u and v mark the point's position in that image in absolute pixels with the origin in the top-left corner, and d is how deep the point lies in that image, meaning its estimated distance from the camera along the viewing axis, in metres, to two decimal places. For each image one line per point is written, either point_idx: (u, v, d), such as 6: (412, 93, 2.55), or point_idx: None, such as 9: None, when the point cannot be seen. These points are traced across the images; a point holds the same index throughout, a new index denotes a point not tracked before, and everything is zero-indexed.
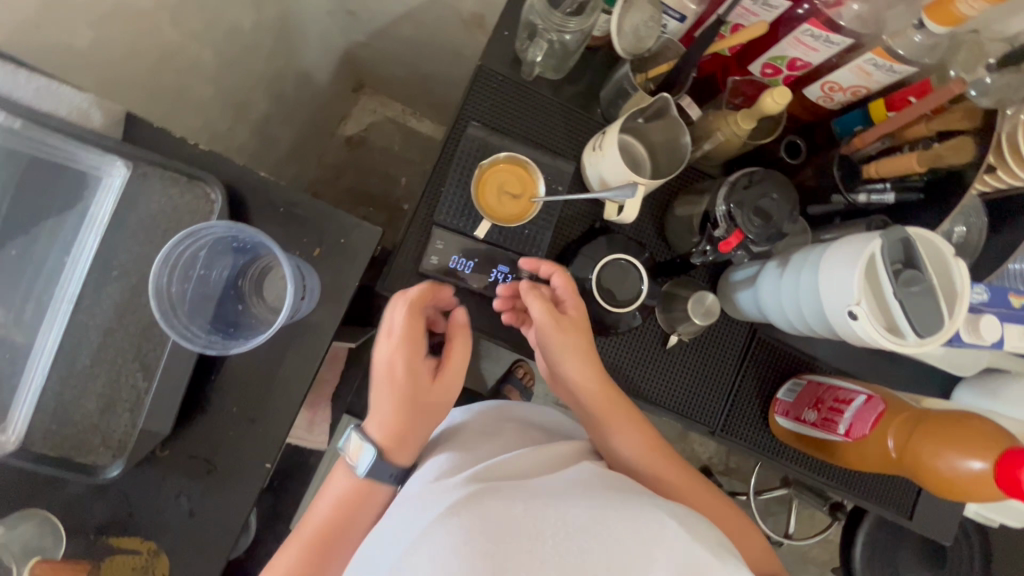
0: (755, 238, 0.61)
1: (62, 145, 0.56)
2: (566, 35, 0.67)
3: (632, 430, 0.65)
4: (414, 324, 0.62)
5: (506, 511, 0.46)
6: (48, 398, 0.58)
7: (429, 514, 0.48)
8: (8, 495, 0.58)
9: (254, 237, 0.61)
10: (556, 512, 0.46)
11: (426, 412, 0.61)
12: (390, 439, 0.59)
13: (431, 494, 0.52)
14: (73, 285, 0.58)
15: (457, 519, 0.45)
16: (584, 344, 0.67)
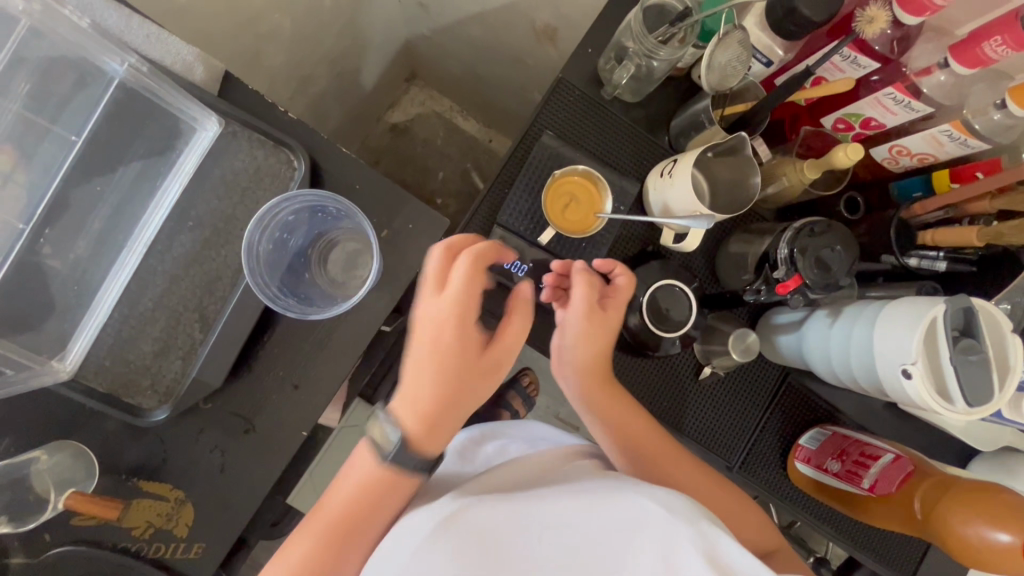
0: (812, 284, 0.63)
1: (167, 95, 0.57)
2: (654, 62, 0.70)
3: (641, 441, 0.66)
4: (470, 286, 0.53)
5: (484, 519, 0.49)
6: (108, 335, 0.59)
7: (413, 538, 0.49)
8: (50, 425, 0.59)
9: (340, 209, 0.64)
10: (537, 514, 0.49)
11: (467, 393, 0.54)
12: (422, 428, 0.53)
13: (413, 516, 0.53)
14: (150, 229, 0.60)
15: (447, 542, 0.47)
16: (600, 331, 0.65)
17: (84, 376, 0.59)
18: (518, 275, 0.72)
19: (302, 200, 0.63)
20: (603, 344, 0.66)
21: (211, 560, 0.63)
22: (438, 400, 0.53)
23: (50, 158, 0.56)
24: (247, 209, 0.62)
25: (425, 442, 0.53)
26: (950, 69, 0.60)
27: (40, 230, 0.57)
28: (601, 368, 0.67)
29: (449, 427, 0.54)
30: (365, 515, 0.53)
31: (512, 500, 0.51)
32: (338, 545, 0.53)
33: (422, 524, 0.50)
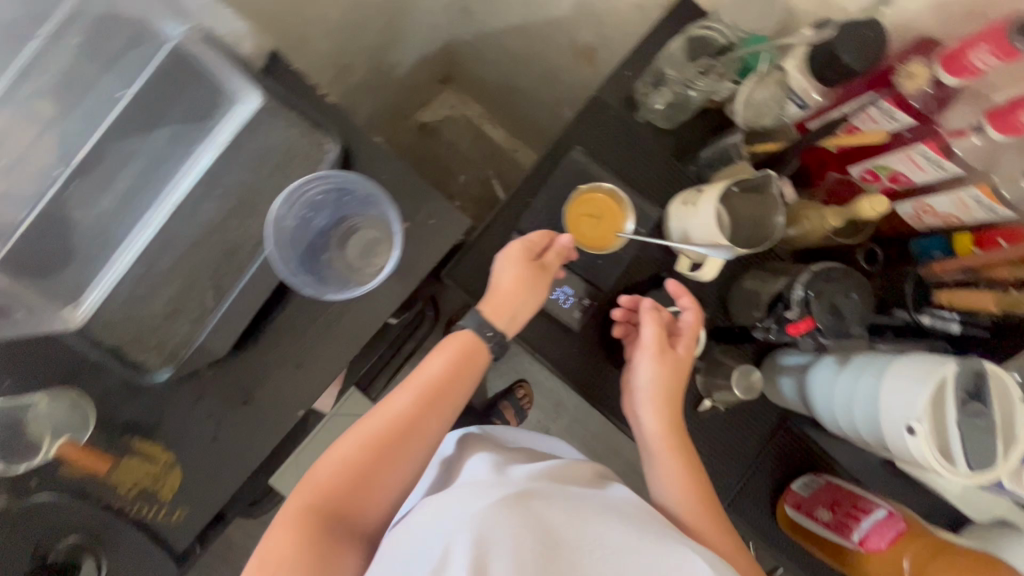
0: (824, 329, 0.62)
1: (217, 66, 0.60)
2: (692, 92, 0.73)
3: (683, 472, 0.65)
4: (526, 251, 0.69)
5: (552, 516, 0.47)
6: (123, 290, 0.59)
7: (475, 504, 0.47)
8: (51, 371, 0.59)
9: (369, 194, 0.64)
10: (598, 530, 0.47)
11: (533, 287, 0.68)
12: (493, 307, 0.67)
13: (473, 483, 0.51)
14: (179, 191, 0.60)
15: (513, 520, 0.45)
16: (672, 370, 0.69)
17: (93, 328, 0.59)
18: (561, 302, 0.75)
19: (337, 180, 0.63)
20: (676, 387, 0.69)
21: (189, 529, 0.63)
22: (507, 320, 0.68)
23: (99, 108, 0.59)
24: (274, 184, 0.62)
25: (491, 315, 0.67)
26: (985, 134, 0.59)
27: (76, 175, 0.58)
28: (675, 418, 0.68)
29: (518, 315, 0.68)
30: (443, 388, 0.64)
31: (573, 505, 0.49)
32: (340, 501, 0.58)
33: (490, 491, 0.49)
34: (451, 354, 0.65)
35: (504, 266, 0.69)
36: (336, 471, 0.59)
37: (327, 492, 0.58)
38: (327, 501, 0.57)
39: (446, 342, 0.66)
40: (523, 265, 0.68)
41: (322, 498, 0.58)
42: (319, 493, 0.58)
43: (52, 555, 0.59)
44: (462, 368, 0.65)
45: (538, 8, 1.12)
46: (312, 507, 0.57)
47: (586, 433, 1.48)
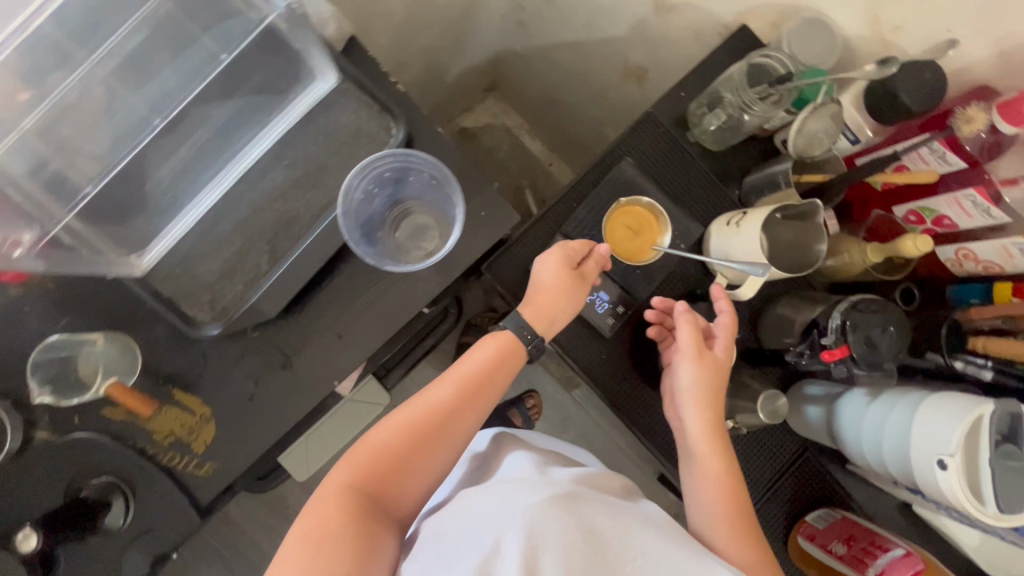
0: (859, 358, 0.63)
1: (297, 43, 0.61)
2: (747, 114, 0.73)
3: (716, 477, 0.66)
4: (563, 258, 0.71)
5: (593, 515, 0.52)
6: (184, 245, 0.62)
7: (521, 500, 0.53)
8: (109, 315, 0.62)
9: (433, 177, 0.67)
10: (634, 533, 0.52)
11: (573, 294, 0.70)
12: (534, 312, 0.69)
13: (517, 484, 0.56)
14: (250, 158, 0.64)
15: (557, 515, 0.50)
16: (712, 374, 0.69)
17: (154, 278, 0.62)
18: (596, 307, 0.76)
19: (406, 163, 0.66)
20: (716, 389, 0.70)
21: (214, 485, 0.64)
22: (550, 312, 0.69)
23: (199, 67, 0.61)
24: (339, 161, 0.65)
25: (533, 317, 0.68)
26: None
27: (165, 130, 0.62)
28: (716, 421, 0.69)
29: (558, 318, 0.70)
30: (482, 382, 0.65)
31: (611, 510, 0.54)
32: (381, 479, 0.60)
33: (538, 490, 0.54)
34: (490, 351, 0.67)
35: (546, 267, 0.70)
36: (376, 454, 0.60)
37: (366, 473, 0.60)
38: (370, 480, 0.59)
39: (485, 340, 0.68)
40: (564, 268, 0.70)
41: (361, 479, 0.59)
42: (360, 473, 0.60)
43: (83, 493, 0.61)
44: (501, 363, 0.67)
45: (594, 28, 1.15)
46: (351, 486, 0.59)
47: (593, 450, 1.47)
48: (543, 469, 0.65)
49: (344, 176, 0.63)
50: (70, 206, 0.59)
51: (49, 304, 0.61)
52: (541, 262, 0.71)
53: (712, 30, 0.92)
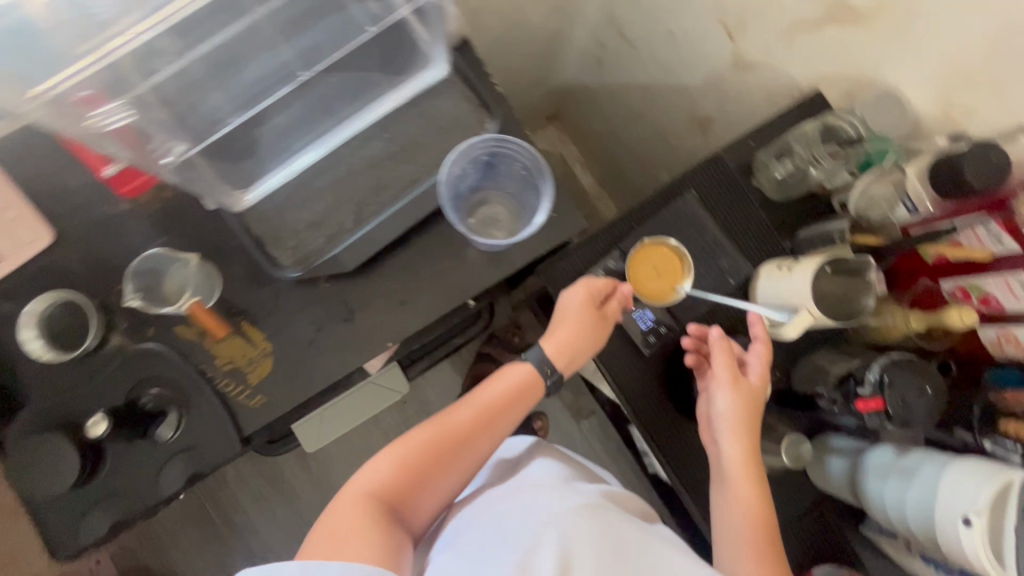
0: (893, 414, 0.65)
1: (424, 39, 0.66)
2: (812, 168, 0.80)
3: (746, 501, 0.70)
4: (589, 295, 0.76)
5: (618, 523, 0.64)
6: (282, 192, 0.68)
7: (560, 507, 0.64)
8: (202, 242, 0.68)
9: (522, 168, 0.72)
10: (648, 538, 0.64)
11: (596, 335, 0.76)
12: (557, 347, 0.75)
13: (553, 491, 0.69)
14: (357, 125, 0.69)
15: (590, 522, 0.62)
16: (747, 404, 0.73)
17: (250, 218, 0.67)
18: (640, 324, 0.80)
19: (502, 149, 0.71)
20: (750, 417, 0.73)
21: (260, 418, 0.67)
22: (569, 346, 0.75)
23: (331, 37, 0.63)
24: (434, 143, 0.70)
25: (555, 356, 0.75)
26: None
27: None
28: (752, 446, 0.72)
29: (579, 351, 0.76)
30: (501, 410, 0.72)
31: (631, 523, 0.66)
32: (403, 489, 0.64)
33: (572, 500, 0.66)
34: (512, 380, 0.74)
35: (573, 304, 0.75)
36: (396, 466, 0.65)
37: (389, 485, 0.64)
38: (392, 489, 0.64)
39: (505, 370, 0.75)
40: (591, 310, 0.75)
41: (383, 489, 0.63)
42: (383, 482, 0.64)
43: (142, 400, 0.65)
44: (521, 395, 0.73)
45: (669, 75, 1.22)
46: (373, 493, 0.63)
47: None
48: (571, 478, 0.75)
49: (447, 154, 0.67)
50: (207, 134, 0.63)
51: (151, 223, 0.67)
52: (569, 302, 0.76)
53: (786, 92, 0.97)
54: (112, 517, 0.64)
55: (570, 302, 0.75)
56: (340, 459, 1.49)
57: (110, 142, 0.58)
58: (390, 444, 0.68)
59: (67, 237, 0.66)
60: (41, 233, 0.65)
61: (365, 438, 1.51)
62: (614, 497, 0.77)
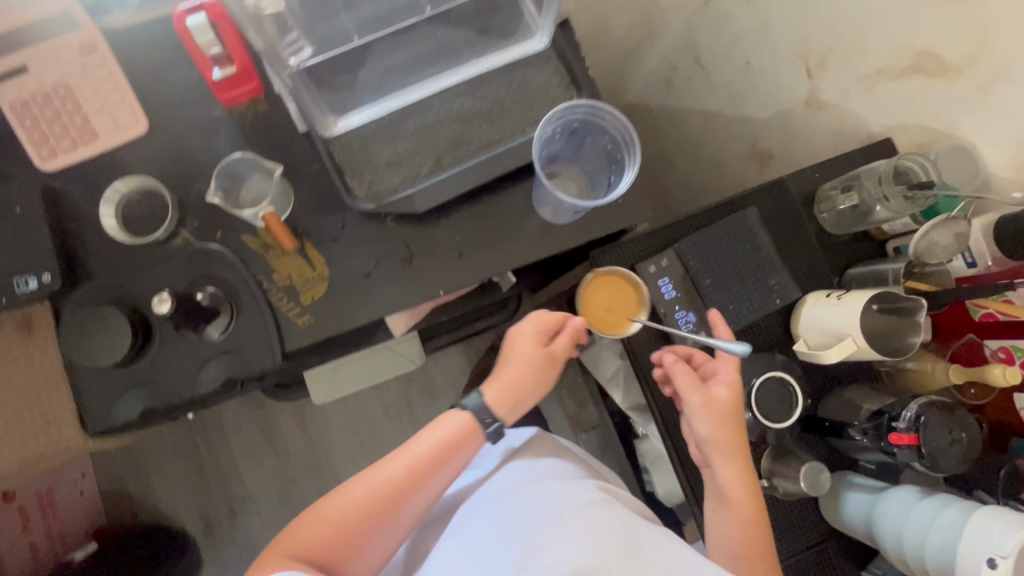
0: (927, 451, 0.65)
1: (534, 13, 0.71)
2: (879, 207, 0.80)
3: (744, 522, 0.69)
4: (535, 329, 0.72)
5: (627, 518, 0.61)
6: (369, 128, 0.70)
7: (568, 499, 0.63)
8: (285, 160, 0.70)
9: (609, 137, 0.68)
10: (662, 536, 0.60)
11: (541, 370, 0.71)
12: (499, 389, 0.69)
13: (557, 484, 0.67)
14: (456, 78, 0.71)
15: (596, 517, 0.60)
16: (726, 423, 0.71)
17: (334, 145, 0.70)
18: (680, 324, 0.80)
19: (595, 117, 0.67)
20: (730, 440, 0.71)
21: (303, 337, 0.69)
22: (512, 390, 0.69)
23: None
24: (521, 110, 0.72)
25: (496, 402, 0.68)
26: None
27: None
28: (745, 465, 0.71)
29: (524, 391, 0.70)
30: (435, 462, 0.64)
31: (642, 521, 0.62)
32: (342, 546, 0.59)
33: (580, 492, 0.65)
34: (447, 430, 0.66)
35: (522, 342, 0.71)
36: (328, 528, 0.59)
37: (321, 546, 0.58)
38: (325, 547, 0.58)
39: (440, 421, 0.67)
40: (537, 347, 0.71)
41: (313, 551, 0.58)
42: (316, 542, 0.58)
43: (197, 296, 0.66)
44: (460, 445, 0.66)
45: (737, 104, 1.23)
46: (304, 554, 0.57)
47: None
48: (570, 469, 0.73)
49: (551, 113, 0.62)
50: (332, 49, 0.67)
51: (240, 132, 0.70)
52: (516, 338, 0.72)
53: (855, 136, 0.99)
54: (146, 403, 0.65)
55: (518, 337, 0.72)
56: (338, 420, 1.49)
57: (252, 27, 0.63)
58: (320, 500, 0.62)
59: (160, 129, 0.69)
60: (139, 119, 0.67)
61: (368, 405, 1.51)
62: (614, 491, 0.73)
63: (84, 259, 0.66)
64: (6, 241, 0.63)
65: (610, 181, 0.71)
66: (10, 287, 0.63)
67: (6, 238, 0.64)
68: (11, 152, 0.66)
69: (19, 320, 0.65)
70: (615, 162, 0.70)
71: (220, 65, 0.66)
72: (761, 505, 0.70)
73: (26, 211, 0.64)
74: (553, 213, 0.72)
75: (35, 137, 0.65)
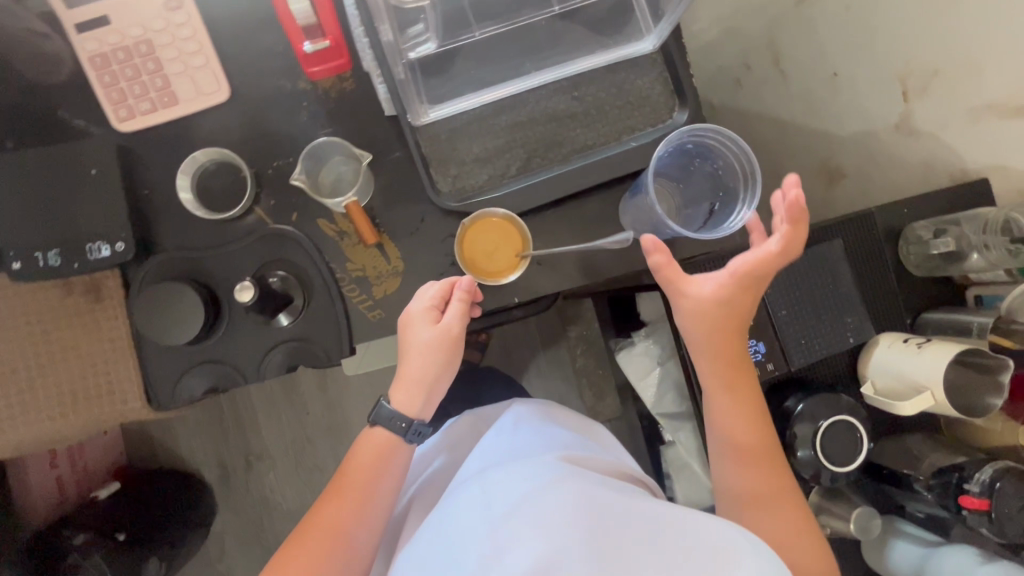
0: (998, 519, 0.63)
1: (647, 18, 0.67)
2: (977, 254, 0.76)
3: (733, 426, 0.68)
4: (426, 299, 0.61)
5: (594, 496, 0.52)
6: (460, 119, 0.66)
7: (528, 485, 0.54)
8: (368, 144, 0.67)
9: (725, 165, 0.65)
10: (626, 500, 0.53)
11: (429, 348, 0.61)
12: (400, 375, 0.63)
13: (516, 469, 0.58)
14: (555, 74, 0.67)
15: (558, 491, 0.52)
16: (708, 330, 0.66)
17: (423, 133, 0.66)
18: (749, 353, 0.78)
19: (717, 142, 0.63)
20: (714, 346, 0.67)
21: (371, 331, 0.67)
22: (420, 380, 0.62)
23: None
24: (619, 115, 0.68)
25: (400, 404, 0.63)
26: None
27: (499, 21, 0.66)
28: (725, 373, 0.69)
29: (416, 375, 0.62)
30: (374, 474, 0.62)
31: (609, 491, 0.54)
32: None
33: (538, 476, 0.55)
34: (368, 455, 0.63)
35: (415, 326, 0.61)
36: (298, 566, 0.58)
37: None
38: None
39: (356, 453, 0.63)
40: (432, 325, 0.61)
41: None
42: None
43: (270, 279, 0.64)
44: (387, 457, 0.63)
45: None
46: None
47: None
48: (530, 450, 0.65)
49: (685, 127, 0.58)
50: (452, 39, 0.65)
51: (323, 109, 0.66)
52: (408, 321, 0.61)
53: (945, 170, 0.91)
54: (209, 381, 0.64)
55: (409, 320, 0.61)
56: (358, 389, 1.48)
57: (387, 17, 0.57)
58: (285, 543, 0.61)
59: (242, 98, 0.65)
60: (221, 86, 0.64)
61: (390, 376, 1.50)
62: (580, 458, 0.65)
63: (156, 228, 0.64)
64: (79, 204, 0.61)
65: (712, 209, 0.67)
66: (82, 252, 0.60)
67: (80, 201, 0.61)
68: (87, 108, 0.64)
69: (87, 286, 0.63)
70: (722, 190, 0.67)
71: (311, 38, 0.62)
72: (751, 399, 0.69)
73: (101, 174, 0.61)
74: (634, 223, 0.68)
75: (113, 95, 0.62)
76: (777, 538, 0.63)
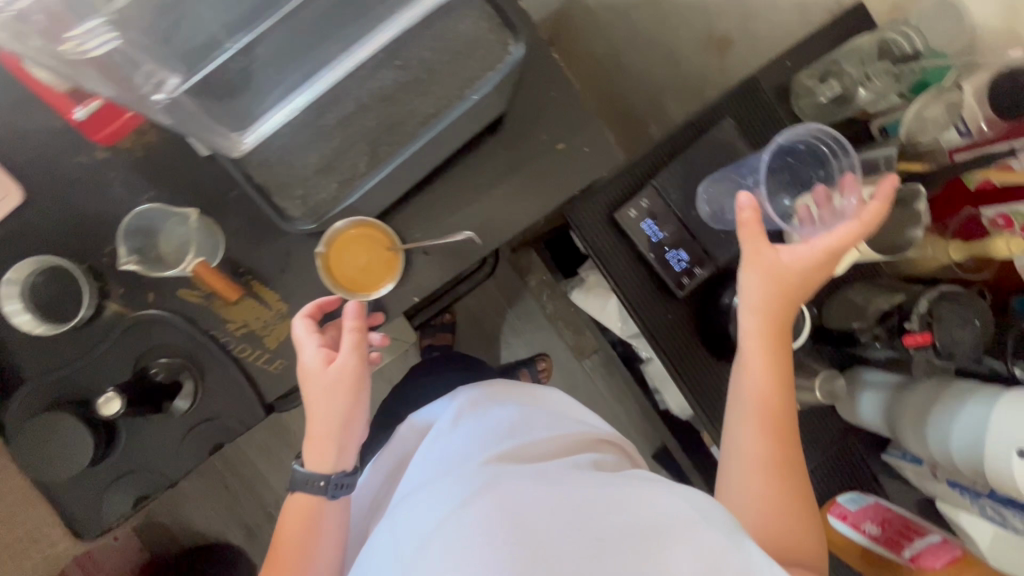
0: (941, 349, 0.63)
1: None
2: (863, 88, 0.75)
3: (766, 394, 0.62)
4: (313, 343, 0.57)
5: (518, 492, 0.47)
6: (283, 136, 0.59)
7: (452, 492, 0.49)
8: (199, 195, 0.60)
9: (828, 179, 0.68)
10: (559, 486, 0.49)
11: (335, 391, 0.57)
12: (313, 430, 0.58)
13: (439, 481, 0.52)
14: (362, 51, 0.59)
15: (477, 498, 0.47)
16: (774, 290, 0.62)
17: (249, 166, 0.59)
18: (673, 265, 0.74)
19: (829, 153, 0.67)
20: (782, 315, 0.63)
21: (281, 384, 0.63)
22: (327, 428, 0.58)
23: None
24: (452, 71, 0.60)
25: (316, 462, 0.59)
26: None
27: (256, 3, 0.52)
28: (778, 344, 0.63)
29: (326, 429, 0.58)
30: (303, 547, 0.58)
31: (537, 477, 0.50)
32: None
33: (463, 483, 0.50)
34: (294, 525, 0.58)
35: (312, 379, 0.57)
36: None
37: None
38: None
39: (282, 527, 0.59)
40: (325, 368, 0.57)
41: None
42: None
43: (151, 373, 0.59)
44: (313, 526, 0.59)
45: None
46: None
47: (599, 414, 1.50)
48: (467, 448, 0.60)
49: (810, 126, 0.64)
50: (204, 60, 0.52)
51: (134, 174, 0.59)
52: (305, 375, 0.58)
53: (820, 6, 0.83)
54: (135, 492, 0.61)
55: (305, 374, 0.58)
56: None
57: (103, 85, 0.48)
58: None
59: (40, 194, 0.58)
60: (10, 191, 0.57)
61: None
62: (519, 445, 0.60)
63: (7, 362, 0.58)
64: None
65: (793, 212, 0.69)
66: None
67: None
68: None
69: None
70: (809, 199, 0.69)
71: (80, 102, 0.55)
72: (784, 367, 0.64)
73: None
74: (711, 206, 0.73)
75: None
76: (768, 519, 0.57)
